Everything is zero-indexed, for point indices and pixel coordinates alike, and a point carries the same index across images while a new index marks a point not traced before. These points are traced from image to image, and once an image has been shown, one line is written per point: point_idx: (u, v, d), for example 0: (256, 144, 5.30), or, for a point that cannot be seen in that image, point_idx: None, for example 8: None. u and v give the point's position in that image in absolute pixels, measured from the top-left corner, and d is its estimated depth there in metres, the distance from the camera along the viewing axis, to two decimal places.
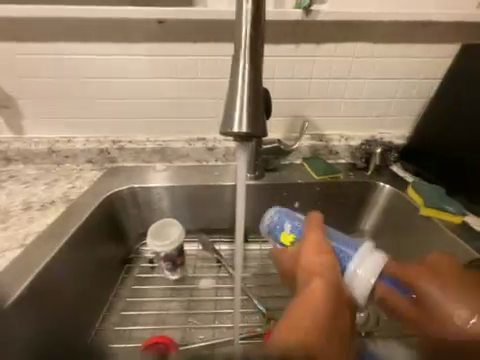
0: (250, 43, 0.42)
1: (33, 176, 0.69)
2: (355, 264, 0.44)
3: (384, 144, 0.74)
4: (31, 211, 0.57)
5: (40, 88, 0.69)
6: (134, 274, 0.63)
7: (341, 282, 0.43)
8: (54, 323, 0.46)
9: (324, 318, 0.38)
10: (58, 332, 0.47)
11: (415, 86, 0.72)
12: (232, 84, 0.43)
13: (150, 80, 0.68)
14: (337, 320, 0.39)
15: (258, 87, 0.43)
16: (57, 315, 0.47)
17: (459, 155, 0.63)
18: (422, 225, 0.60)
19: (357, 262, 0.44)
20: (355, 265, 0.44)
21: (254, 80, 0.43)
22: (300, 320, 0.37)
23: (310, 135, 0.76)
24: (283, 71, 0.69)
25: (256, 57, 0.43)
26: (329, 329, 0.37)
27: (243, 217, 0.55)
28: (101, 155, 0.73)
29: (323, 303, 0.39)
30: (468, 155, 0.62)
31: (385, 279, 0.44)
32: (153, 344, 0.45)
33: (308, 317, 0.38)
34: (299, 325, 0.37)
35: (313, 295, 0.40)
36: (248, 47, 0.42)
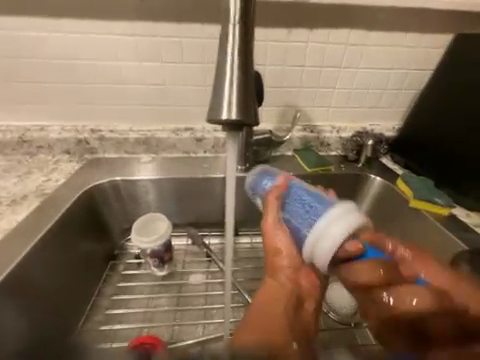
0: (240, 19, 0.39)
1: (1, 168, 0.62)
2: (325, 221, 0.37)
3: (375, 136, 0.72)
4: (0, 206, 0.52)
5: (5, 69, 0.61)
6: (120, 271, 0.60)
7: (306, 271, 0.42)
8: (32, 327, 0.43)
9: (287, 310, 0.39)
10: (38, 336, 0.44)
11: (407, 77, 0.71)
12: (220, 66, 0.40)
13: (131, 63, 0.62)
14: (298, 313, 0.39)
15: (248, 70, 0.40)
16: (34, 319, 0.43)
17: (448, 146, 0.64)
18: (410, 217, 0.61)
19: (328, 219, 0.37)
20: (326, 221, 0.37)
21: (244, 64, 0.39)
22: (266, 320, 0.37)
23: (302, 126, 0.74)
24: (275, 58, 0.65)
25: (246, 37, 0.39)
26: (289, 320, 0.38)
27: (233, 212, 0.53)
28: (80, 146, 0.67)
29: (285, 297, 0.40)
30: (456, 145, 0.62)
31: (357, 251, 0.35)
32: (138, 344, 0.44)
33: (274, 315, 0.38)
34: (266, 325, 0.37)
35: (275, 289, 0.41)
36: (238, 23, 0.39)
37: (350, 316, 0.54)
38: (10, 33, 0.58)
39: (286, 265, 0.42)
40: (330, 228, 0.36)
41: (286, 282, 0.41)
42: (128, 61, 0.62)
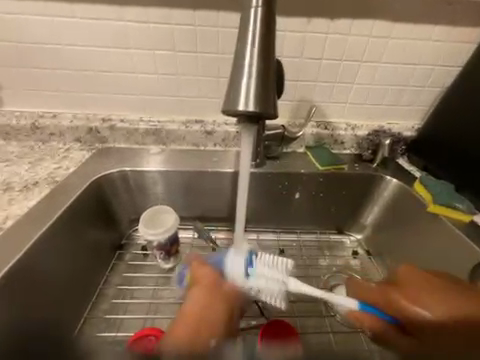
0: (265, 4, 0.37)
1: (15, 154, 0.63)
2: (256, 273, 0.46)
3: (394, 136, 0.69)
4: (12, 192, 0.53)
5: (19, 55, 0.61)
6: (126, 261, 0.60)
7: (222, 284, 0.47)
8: (36, 316, 0.43)
9: (209, 310, 0.43)
10: (41, 325, 0.43)
11: (432, 73, 0.67)
12: (239, 53, 0.38)
13: (143, 51, 0.61)
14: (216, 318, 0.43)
15: (270, 58, 0.38)
16: (38, 307, 0.43)
17: (462, 147, 0.61)
18: (426, 222, 0.58)
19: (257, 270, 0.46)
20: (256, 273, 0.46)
21: (266, 54, 0.38)
22: (190, 314, 0.43)
23: (316, 122, 0.71)
24: (291, 49, 0.62)
25: (268, 26, 0.37)
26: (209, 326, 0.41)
27: (243, 215, 0.53)
28: (90, 134, 0.67)
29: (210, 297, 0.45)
30: (471, 146, 0.60)
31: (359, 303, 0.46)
32: (142, 336, 0.44)
33: (198, 310, 0.43)
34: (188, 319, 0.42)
35: (201, 290, 0.46)
36: (261, 7, 0.37)
37: None
38: (23, 17, 0.57)
39: (210, 277, 0.47)
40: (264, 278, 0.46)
41: (211, 284, 0.46)
42: (141, 49, 0.61)
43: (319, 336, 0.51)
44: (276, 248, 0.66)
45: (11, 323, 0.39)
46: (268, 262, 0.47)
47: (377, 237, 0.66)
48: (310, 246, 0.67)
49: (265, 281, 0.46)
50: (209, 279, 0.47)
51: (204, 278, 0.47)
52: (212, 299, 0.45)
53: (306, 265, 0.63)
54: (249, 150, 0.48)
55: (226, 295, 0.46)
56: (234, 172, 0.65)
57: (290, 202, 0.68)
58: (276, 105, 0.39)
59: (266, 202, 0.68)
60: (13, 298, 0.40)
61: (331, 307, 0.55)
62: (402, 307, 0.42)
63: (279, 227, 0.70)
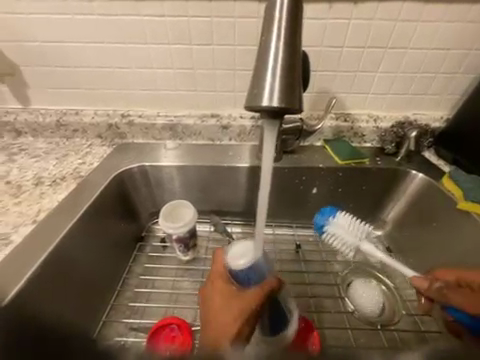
0: None
1: (43, 150, 0.67)
2: (334, 228, 0.57)
3: (421, 128, 0.65)
4: (42, 186, 0.56)
5: (42, 54, 0.63)
6: (146, 253, 0.63)
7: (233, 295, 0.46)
8: (68, 303, 0.46)
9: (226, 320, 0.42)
10: (75, 314, 0.47)
11: (467, 59, 0.61)
12: (264, 44, 0.36)
13: (159, 46, 0.61)
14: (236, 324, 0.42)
15: (296, 51, 0.36)
16: (66, 298, 0.46)
17: None
18: (453, 219, 0.55)
19: (337, 227, 0.57)
20: (335, 228, 0.57)
21: (292, 47, 0.36)
22: (217, 326, 0.42)
23: (335, 114, 0.68)
24: (311, 37, 0.59)
25: (295, 16, 0.36)
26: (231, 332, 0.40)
27: (264, 217, 0.51)
28: (110, 130, 0.70)
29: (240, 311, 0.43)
30: None
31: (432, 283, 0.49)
32: (166, 324, 0.47)
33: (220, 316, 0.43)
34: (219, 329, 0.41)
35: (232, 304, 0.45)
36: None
37: (376, 317, 0.53)
38: (45, 16, 0.59)
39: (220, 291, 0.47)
40: (344, 232, 0.56)
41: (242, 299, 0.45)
42: (158, 44, 0.61)
43: (337, 331, 0.51)
44: (293, 242, 0.66)
45: (42, 311, 0.42)
46: (350, 223, 0.57)
47: (399, 234, 0.64)
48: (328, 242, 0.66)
49: (342, 233, 0.57)
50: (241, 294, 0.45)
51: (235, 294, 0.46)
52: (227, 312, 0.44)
53: (323, 260, 0.62)
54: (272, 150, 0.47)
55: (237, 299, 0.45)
56: (251, 166, 0.65)
57: (307, 197, 0.67)
58: (302, 99, 0.38)
59: (282, 197, 0.67)
60: (44, 289, 0.42)
61: (350, 304, 0.54)
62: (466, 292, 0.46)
63: (296, 221, 0.69)
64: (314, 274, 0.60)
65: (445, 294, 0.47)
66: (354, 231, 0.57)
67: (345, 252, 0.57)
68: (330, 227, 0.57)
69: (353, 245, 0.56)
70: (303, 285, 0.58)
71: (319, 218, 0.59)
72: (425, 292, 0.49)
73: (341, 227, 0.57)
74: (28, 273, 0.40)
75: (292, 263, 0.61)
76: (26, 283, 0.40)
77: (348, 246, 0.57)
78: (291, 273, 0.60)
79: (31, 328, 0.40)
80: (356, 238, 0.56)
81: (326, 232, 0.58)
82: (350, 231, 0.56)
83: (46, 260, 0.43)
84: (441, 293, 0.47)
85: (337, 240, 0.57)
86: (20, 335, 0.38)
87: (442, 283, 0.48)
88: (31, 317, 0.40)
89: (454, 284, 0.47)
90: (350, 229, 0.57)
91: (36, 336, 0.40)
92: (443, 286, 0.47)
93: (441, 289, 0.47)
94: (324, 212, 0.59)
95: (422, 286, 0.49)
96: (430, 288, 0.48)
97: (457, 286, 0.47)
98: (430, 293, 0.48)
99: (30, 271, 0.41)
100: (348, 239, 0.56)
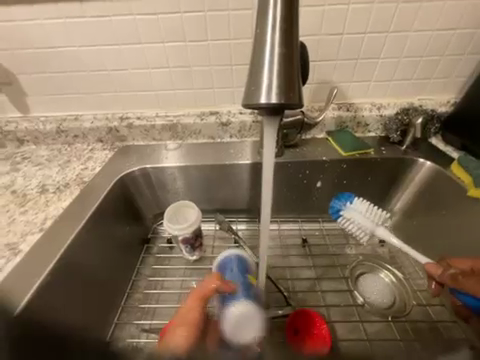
0: None
1: (45, 157, 0.67)
2: (348, 211, 0.57)
3: (427, 113, 0.63)
4: (47, 194, 0.56)
5: (37, 60, 0.63)
6: (154, 254, 0.64)
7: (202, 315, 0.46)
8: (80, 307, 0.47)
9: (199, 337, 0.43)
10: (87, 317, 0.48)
11: (474, 38, 0.58)
12: (258, 37, 0.35)
13: (154, 45, 0.60)
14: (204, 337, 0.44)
15: (293, 44, 0.35)
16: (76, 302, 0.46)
17: None
18: (464, 206, 0.53)
19: (351, 210, 0.57)
20: (348, 212, 0.57)
21: (289, 39, 0.35)
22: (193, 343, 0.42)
23: (337, 104, 0.67)
24: (308, 26, 0.57)
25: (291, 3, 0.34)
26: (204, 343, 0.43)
27: (269, 206, 0.49)
28: (111, 134, 0.69)
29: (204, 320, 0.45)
30: None
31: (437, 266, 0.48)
32: None
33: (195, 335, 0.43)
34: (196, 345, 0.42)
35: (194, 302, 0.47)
36: None
37: (386, 308, 0.52)
38: (38, 22, 0.58)
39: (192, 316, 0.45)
40: (360, 215, 0.56)
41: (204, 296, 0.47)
42: (151, 43, 0.60)
43: (348, 324, 0.51)
44: (299, 237, 0.65)
45: (54, 316, 0.42)
46: (368, 208, 0.57)
47: (408, 224, 0.63)
48: (335, 235, 0.65)
49: (356, 220, 0.56)
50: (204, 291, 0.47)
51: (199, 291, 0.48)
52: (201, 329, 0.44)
53: (331, 254, 0.62)
54: (273, 146, 0.45)
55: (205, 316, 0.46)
56: (253, 162, 0.64)
57: (311, 191, 0.66)
58: (302, 93, 0.36)
59: (286, 192, 0.66)
60: (54, 295, 0.43)
61: (359, 297, 0.54)
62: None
63: (301, 216, 0.69)
64: (322, 268, 0.59)
65: (459, 282, 0.44)
66: (371, 217, 0.56)
67: (360, 236, 0.57)
68: (345, 210, 0.58)
69: (369, 230, 0.56)
70: (311, 280, 0.57)
71: (335, 202, 0.59)
72: (437, 278, 0.47)
73: (359, 212, 0.56)
74: (38, 281, 0.41)
75: (299, 258, 0.61)
76: (36, 290, 0.40)
77: (363, 231, 0.56)
78: (298, 268, 0.59)
79: (44, 332, 0.41)
80: (373, 223, 0.56)
81: (341, 217, 0.58)
82: (368, 216, 0.56)
83: (54, 267, 0.43)
84: (455, 280, 0.45)
85: (353, 224, 0.57)
86: (34, 339, 0.39)
87: (457, 270, 0.45)
88: (43, 322, 0.41)
89: (468, 271, 0.45)
90: (367, 214, 0.56)
91: (49, 341, 0.41)
92: (458, 272, 0.45)
93: (456, 277, 0.45)
94: (341, 197, 0.60)
95: (433, 270, 0.47)
96: (442, 274, 0.46)
97: (472, 273, 0.44)
98: (443, 280, 0.46)
99: (40, 279, 0.41)
100: (365, 224, 0.56)
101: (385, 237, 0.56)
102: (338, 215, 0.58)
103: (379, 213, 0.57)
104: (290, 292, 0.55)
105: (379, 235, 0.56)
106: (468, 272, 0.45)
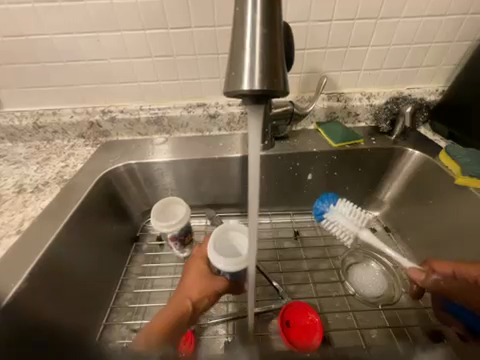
0: None
1: (22, 155, 0.64)
2: (328, 214, 0.57)
3: (416, 101, 0.63)
4: (25, 194, 0.53)
5: (5, 50, 0.58)
6: (143, 252, 0.62)
7: (199, 273, 0.48)
8: (66, 309, 0.45)
9: (203, 288, 0.47)
10: (74, 320, 0.46)
11: (463, 24, 0.57)
12: (238, 16, 0.33)
13: (133, 32, 0.56)
14: (207, 286, 0.47)
15: (278, 22, 0.33)
16: (62, 303, 0.45)
17: None
18: (451, 196, 0.54)
19: (331, 213, 0.56)
20: (328, 215, 0.57)
21: (271, 19, 0.32)
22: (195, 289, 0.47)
23: (327, 94, 0.65)
24: (297, 12, 0.55)
25: None
26: (207, 288, 0.47)
27: (258, 200, 0.43)
28: (92, 129, 0.66)
29: (202, 277, 0.48)
30: None
31: (418, 275, 0.49)
32: None
33: (198, 286, 0.47)
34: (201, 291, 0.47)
35: (187, 286, 0.47)
36: None
37: (376, 297, 0.53)
38: (3, 6, 0.53)
39: (192, 278, 0.48)
40: (341, 218, 0.56)
41: (207, 288, 0.47)
42: (130, 30, 0.56)
43: (339, 315, 0.51)
44: (291, 230, 0.65)
45: (39, 318, 0.41)
46: (352, 210, 0.56)
47: (397, 214, 0.64)
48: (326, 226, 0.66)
49: (336, 223, 0.56)
50: (211, 285, 0.47)
51: (202, 282, 0.47)
52: (201, 283, 0.47)
53: (323, 245, 0.62)
54: (258, 141, 0.40)
55: (204, 273, 0.48)
56: (242, 156, 0.62)
57: (302, 183, 0.66)
58: (287, 80, 0.34)
59: (278, 185, 0.65)
60: (37, 297, 0.41)
61: (350, 287, 0.55)
62: (467, 282, 0.45)
63: (292, 209, 0.68)
64: (314, 261, 0.59)
65: (442, 286, 0.47)
66: (354, 219, 0.56)
67: (344, 240, 0.56)
68: (327, 212, 0.57)
69: (352, 233, 0.55)
70: (303, 272, 0.57)
71: (319, 204, 0.58)
72: (421, 283, 0.48)
73: (342, 214, 0.56)
74: (15, 287, 0.39)
75: (291, 251, 0.61)
76: (13, 296, 0.38)
77: (347, 234, 0.55)
78: (291, 261, 0.59)
79: (29, 335, 0.39)
80: (356, 226, 0.55)
81: (325, 219, 0.57)
82: (351, 218, 0.55)
83: (35, 270, 0.41)
84: (437, 285, 0.47)
85: (336, 226, 0.56)
86: (20, 343, 0.38)
87: (439, 276, 0.47)
88: (27, 325, 0.39)
89: (450, 276, 0.46)
90: (352, 218, 0.55)
91: (38, 342, 0.40)
92: (440, 279, 0.47)
93: (438, 284, 0.47)
94: (325, 198, 0.59)
95: (417, 277, 0.48)
96: (426, 282, 0.48)
97: (453, 279, 0.46)
98: (425, 286, 0.48)
99: (18, 284, 0.39)
100: (348, 227, 0.55)
101: (367, 239, 0.54)
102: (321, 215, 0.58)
103: (362, 215, 0.56)
104: (282, 285, 0.55)
105: (361, 237, 0.55)
106: (453, 277, 0.46)
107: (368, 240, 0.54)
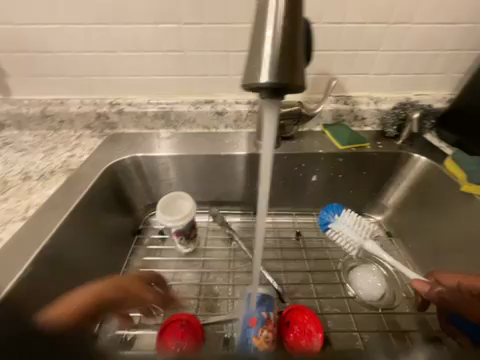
0: None
1: (29, 143, 0.64)
2: (333, 226, 0.60)
3: (423, 108, 0.63)
4: (31, 181, 0.53)
5: (17, 37, 0.58)
6: (145, 246, 0.62)
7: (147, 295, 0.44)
8: None
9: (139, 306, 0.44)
10: None
11: (473, 33, 0.58)
12: (261, 8, 0.33)
13: (145, 26, 0.56)
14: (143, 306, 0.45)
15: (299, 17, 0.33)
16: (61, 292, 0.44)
17: None
18: (458, 202, 0.54)
19: (335, 224, 0.60)
20: (333, 226, 0.60)
21: (293, 12, 0.32)
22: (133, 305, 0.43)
23: (335, 97, 0.66)
24: (310, 13, 0.55)
25: None
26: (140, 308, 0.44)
27: (266, 198, 0.47)
28: (100, 120, 0.66)
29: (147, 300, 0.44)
30: None
31: (421, 286, 0.48)
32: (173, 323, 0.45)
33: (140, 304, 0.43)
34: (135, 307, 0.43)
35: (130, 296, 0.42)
36: None
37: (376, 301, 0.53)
38: None
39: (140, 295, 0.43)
40: (346, 229, 0.59)
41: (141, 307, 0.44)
42: (142, 24, 0.56)
43: (339, 317, 0.51)
44: (293, 230, 0.65)
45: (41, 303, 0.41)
46: (355, 221, 0.60)
47: (400, 219, 0.64)
48: None
49: (341, 233, 0.59)
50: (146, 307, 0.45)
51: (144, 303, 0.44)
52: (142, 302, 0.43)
53: (324, 247, 0.62)
54: (274, 130, 0.42)
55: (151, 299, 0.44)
56: (248, 154, 0.62)
57: (306, 184, 0.66)
58: (304, 75, 0.34)
59: (282, 184, 0.65)
60: (40, 283, 0.41)
61: (351, 289, 0.55)
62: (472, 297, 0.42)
63: (295, 209, 0.68)
64: (315, 262, 0.59)
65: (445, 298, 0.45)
66: (358, 230, 0.59)
67: (350, 250, 0.59)
68: (332, 224, 0.60)
69: (357, 244, 0.58)
70: (304, 273, 0.57)
71: (324, 215, 0.62)
72: (424, 294, 0.48)
73: (346, 225, 0.59)
74: (20, 270, 0.39)
75: (293, 251, 0.61)
76: (18, 279, 0.39)
77: (351, 244, 0.58)
78: (292, 261, 0.59)
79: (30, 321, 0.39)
80: (360, 237, 0.58)
81: (330, 229, 0.60)
82: (355, 229, 0.59)
83: (39, 255, 0.42)
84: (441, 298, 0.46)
85: (341, 237, 0.59)
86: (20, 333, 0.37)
87: (444, 288, 0.46)
88: (30, 310, 0.40)
89: (454, 288, 0.45)
90: (356, 228, 0.59)
91: None
92: (444, 290, 0.46)
93: (441, 294, 0.46)
94: (329, 209, 0.62)
95: (421, 288, 0.48)
96: (430, 291, 0.47)
97: (458, 291, 0.44)
98: (428, 296, 0.47)
99: (23, 267, 0.39)
100: (352, 237, 0.58)
101: (372, 250, 0.57)
102: (324, 228, 0.61)
103: (366, 226, 0.60)
104: (284, 286, 0.55)
105: (366, 247, 0.57)
106: (457, 289, 0.44)
107: (373, 251, 0.57)
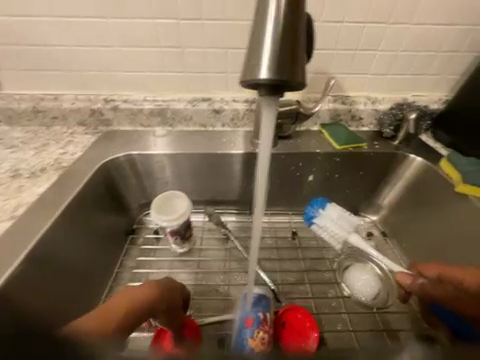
0: None
1: (20, 139, 0.62)
2: (317, 221, 0.60)
3: (420, 109, 0.63)
4: (21, 179, 0.52)
5: (9, 29, 0.56)
6: (139, 245, 0.61)
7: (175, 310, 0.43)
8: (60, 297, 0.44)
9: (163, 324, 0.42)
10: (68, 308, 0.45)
11: (469, 35, 0.58)
12: (262, 4, 0.32)
13: (142, 21, 0.55)
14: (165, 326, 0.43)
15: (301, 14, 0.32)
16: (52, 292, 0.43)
17: None
18: (452, 203, 0.54)
19: (320, 219, 0.60)
20: (317, 222, 0.60)
21: (295, 9, 0.32)
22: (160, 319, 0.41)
23: (332, 96, 0.65)
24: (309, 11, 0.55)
25: None
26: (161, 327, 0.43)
27: (263, 195, 0.47)
28: (94, 117, 0.64)
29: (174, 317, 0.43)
30: None
31: (406, 279, 0.51)
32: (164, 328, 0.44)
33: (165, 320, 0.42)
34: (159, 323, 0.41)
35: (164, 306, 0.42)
36: None
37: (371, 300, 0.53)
38: None
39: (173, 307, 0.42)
40: (330, 224, 0.60)
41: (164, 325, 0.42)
42: (139, 19, 0.55)
43: (334, 316, 0.51)
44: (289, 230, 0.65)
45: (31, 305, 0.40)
46: (340, 215, 0.60)
47: (396, 219, 0.64)
48: None
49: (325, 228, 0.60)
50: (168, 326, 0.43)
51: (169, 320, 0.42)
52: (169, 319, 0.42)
53: (320, 247, 0.62)
54: (272, 127, 0.41)
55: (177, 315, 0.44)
56: (245, 153, 0.62)
57: (303, 184, 0.65)
58: (305, 72, 0.33)
59: (279, 184, 0.65)
60: (31, 283, 0.40)
61: (346, 289, 0.55)
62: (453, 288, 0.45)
63: (292, 209, 0.68)
64: (310, 261, 0.59)
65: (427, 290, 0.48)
66: (342, 224, 0.60)
67: (334, 244, 0.60)
68: (315, 220, 0.61)
69: (342, 238, 0.59)
70: (300, 272, 0.57)
71: (309, 210, 0.62)
72: (407, 287, 0.50)
73: (331, 219, 0.60)
74: (10, 270, 0.38)
75: (289, 251, 0.61)
76: (7, 279, 0.37)
77: (336, 238, 0.60)
78: (288, 260, 0.59)
79: None
80: (345, 231, 0.59)
81: (315, 224, 0.61)
82: (339, 223, 0.60)
83: (30, 254, 0.41)
84: (424, 290, 0.48)
85: (325, 231, 0.60)
86: None
87: (425, 279, 0.48)
88: None
89: (435, 280, 0.47)
90: (340, 222, 0.60)
91: None
92: (426, 282, 0.48)
93: (423, 286, 0.48)
94: (314, 204, 0.62)
95: (404, 281, 0.51)
96: (413, 284, 0.50)
97: (439, 282, 0.47)
98: (411, 288, 0.50)
99: (13, 267, 0.38)
100: (337, 232, 0.59)
101: (355, 243, 0.59)
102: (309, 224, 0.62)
103: (350, 221, 0.61)
104: (279, 286, 0.55)
105: (350, 241, 0.59)
106: (438, 280, 0.47)
107: (357, 244, 0.59)
